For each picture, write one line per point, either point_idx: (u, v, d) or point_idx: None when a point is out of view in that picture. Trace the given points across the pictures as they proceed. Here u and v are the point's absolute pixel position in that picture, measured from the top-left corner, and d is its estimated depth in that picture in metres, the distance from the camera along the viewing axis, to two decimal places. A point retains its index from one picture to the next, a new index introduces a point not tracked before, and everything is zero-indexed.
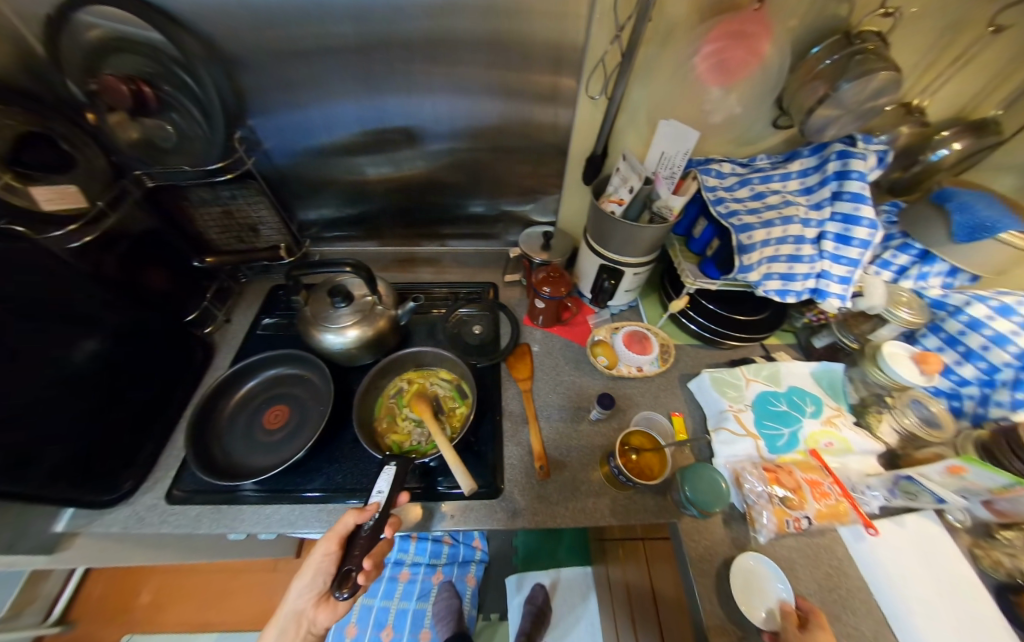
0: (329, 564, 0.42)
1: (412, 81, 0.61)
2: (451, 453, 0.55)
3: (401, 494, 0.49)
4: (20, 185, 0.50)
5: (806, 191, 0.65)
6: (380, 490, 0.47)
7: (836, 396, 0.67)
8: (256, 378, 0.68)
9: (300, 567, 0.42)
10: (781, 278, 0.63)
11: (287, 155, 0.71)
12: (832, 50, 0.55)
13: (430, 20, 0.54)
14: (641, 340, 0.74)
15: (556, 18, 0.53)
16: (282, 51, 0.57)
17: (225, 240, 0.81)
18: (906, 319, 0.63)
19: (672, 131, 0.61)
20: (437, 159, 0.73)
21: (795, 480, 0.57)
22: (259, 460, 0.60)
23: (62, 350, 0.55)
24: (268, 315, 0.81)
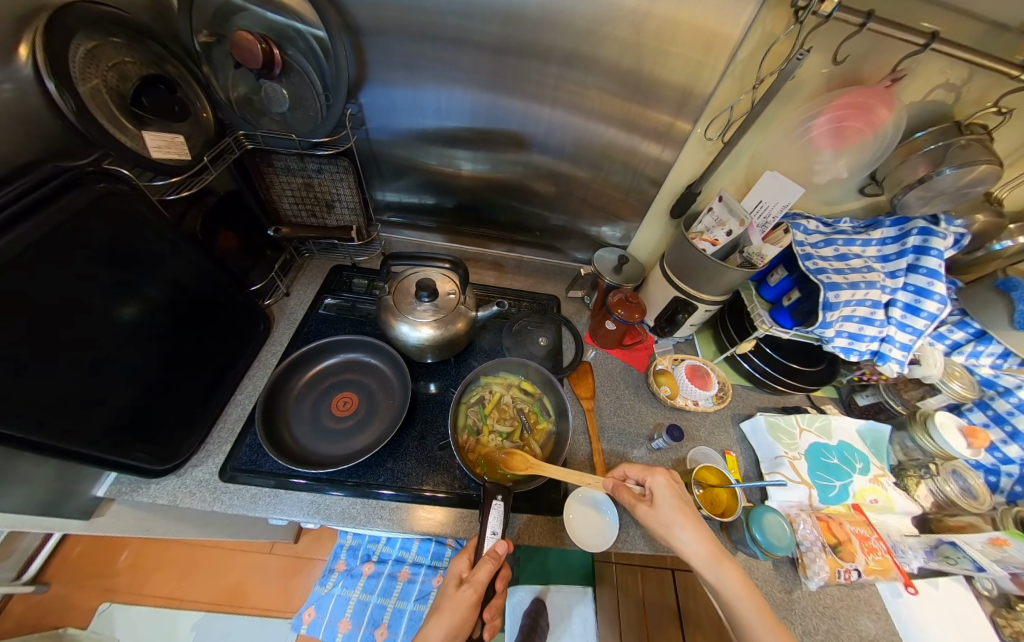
0: (470, 615, 0.44)
1: (538, 89, 0.62)
2: (565, 470, 0.55)
3: (503, 543, 0.48)
4: (134, 127, 0.49)
5: (882, 259, 0.69)
6: (492, 531, 0.49)
7: (879, 456, 0.71)
8: (331, 357, 0.67)
9: (444, 610, 0.44)
10: (849, 336, 0.66)
11: (388, 135, 0.70)
12: (937, 137, 0.58)
13: (577, 42, 0.55)
14: (703, 376, 0.74)
15: (695, 62, 0.55)
16: (420, 35, 0.56)
17: (297, 212, 0.78)
18: (958, 391, 0.67)
19: (775, 183, 0.63)
20: (535, 168, 0.74)
21: (846, 532, 0.59)
22: (321, 448, 0.59)
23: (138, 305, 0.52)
24: (331, 296, 0.79)
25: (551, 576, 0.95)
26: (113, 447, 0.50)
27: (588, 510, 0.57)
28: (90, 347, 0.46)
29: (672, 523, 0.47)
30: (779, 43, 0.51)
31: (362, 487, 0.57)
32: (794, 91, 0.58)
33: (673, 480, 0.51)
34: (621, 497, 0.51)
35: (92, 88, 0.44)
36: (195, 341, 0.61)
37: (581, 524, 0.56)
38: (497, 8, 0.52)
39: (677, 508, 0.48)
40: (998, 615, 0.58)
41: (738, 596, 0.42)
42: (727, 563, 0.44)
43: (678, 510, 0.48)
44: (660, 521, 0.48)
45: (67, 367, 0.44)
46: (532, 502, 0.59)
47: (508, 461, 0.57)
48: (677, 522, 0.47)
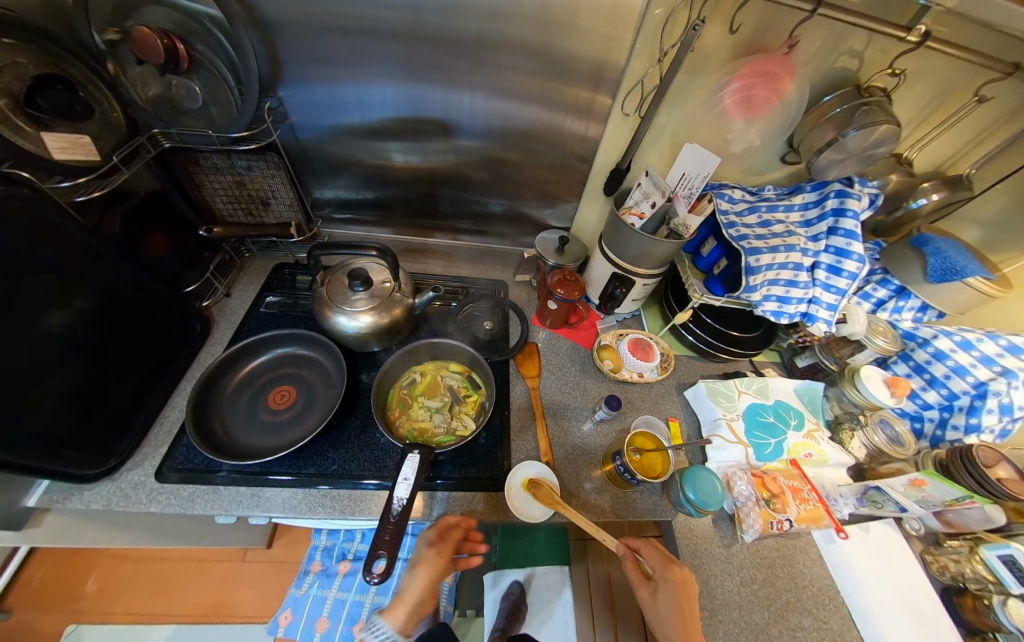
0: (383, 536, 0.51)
1: (456, 75, 0.62)
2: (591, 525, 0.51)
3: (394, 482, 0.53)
4: (33, 130, 0.48)
5: (806, 224, 0.71)
6: (404, 478, 0.47)
7: (815, 412, 0.74)
8: (266, 354, 0.67)
9: None
10: (778, 300, 0.68)
11: (313, 131, 0.70)
12: (843, 100, 0.61)
13: (485, 22, 0.55)
14: (645, 348, 0.77)
15: (603, 35, 0.56)
16: (329, 27, 0.56)
17: (231, 211, 0.77)
18: (882, 345, 0.70)
19: (694, 155, 0.65)
20: (467, 154, 0.75)
21: (779, 485, 0.62)
22: (257, 441, 0.59)
23: (44, 313, 0.50)
24: (273, 293, 0.79)
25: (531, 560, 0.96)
26: (41, 452, 0.49)
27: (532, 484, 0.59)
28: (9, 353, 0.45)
29: (664, 623, 0.46)
30: (679, 15, 0.52)
31: (301, 478, 0.57)
32: (703, 64, 0.59)
33: (687, 582, 0.49)
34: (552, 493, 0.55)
35: None
36: (125, 344, 0.60)
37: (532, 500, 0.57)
38: None
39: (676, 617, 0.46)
40: (926, 553, 0.62)
41: None
42: None
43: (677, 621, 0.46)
44: (654, 617, 0.47)
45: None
46: (473, 479, 0.60)
47: (539, 492, 0.56)
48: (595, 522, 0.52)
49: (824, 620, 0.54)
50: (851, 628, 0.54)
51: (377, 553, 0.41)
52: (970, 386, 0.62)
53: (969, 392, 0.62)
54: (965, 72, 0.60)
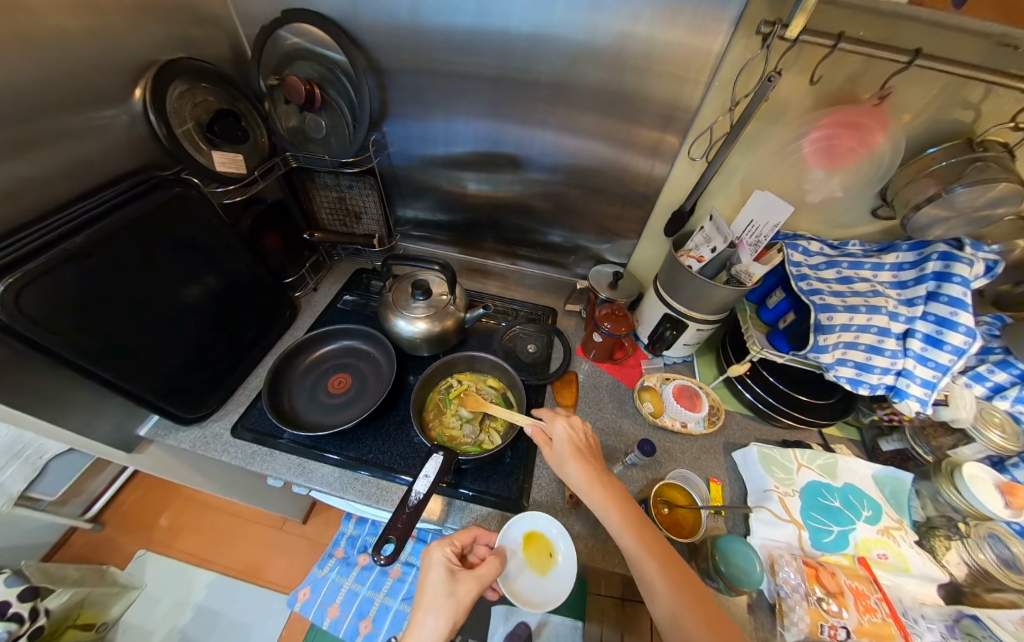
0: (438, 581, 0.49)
1: (532, 116, 0.69)
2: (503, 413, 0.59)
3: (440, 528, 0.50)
4: (206, 146, 0.63)
5: (900, 285, 0.63)
6: (425, 474, 0.50)
7: (899, 508, 0.62)
8: (333, 343, 0.76)
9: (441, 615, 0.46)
10: (856, 366, 0.60)
11: (405, 159, 0.81)
12: (949, 154, 0.55)
13: (564, 70, 0.62)
14: (691, 396, 0.73)
15: (676, 80, 0.59)
16: (432, 72, 0.67)
17: (331, 221, 0.91)
18: (997, 442, 0.57)
19: (762, 202, 0.61)
20: (534, 186, 0.80)
21: (838, 583, 0.53)
22: (313, 418, 0.67)
23: (185, 283, 0.63)
24: (349, 293, 0.90)
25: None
26: (160, 391, 0.61)
27: (531, 541, 0.51)
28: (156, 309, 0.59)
29: (563, 461, 0.51)
30: (753, 65, 0.53)
31: (343, 459, 0.63)
32: (781, 112, 0.58)
33: (572, 424, 0.54)
34: (537, 443, 0.54)
35: (185, 130, 0.60)
36: (231, 317, 0.73)
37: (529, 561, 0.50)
38: (494, 44, 0.61)
39: (567, 449, 0.51)
40: None
41: (662, 595, 0.40)
42: (631, 527, 0.44)
43: (571, 454, 0.50)
44: (555, 460, 0.52)
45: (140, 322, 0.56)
46: (493, 497, 0.61)
47: (468, 400, 0.64)
48: (584, 472, 0.49)
49: None
50: None
51: (387, 538, 0.45)
52: None
53: None
54: None
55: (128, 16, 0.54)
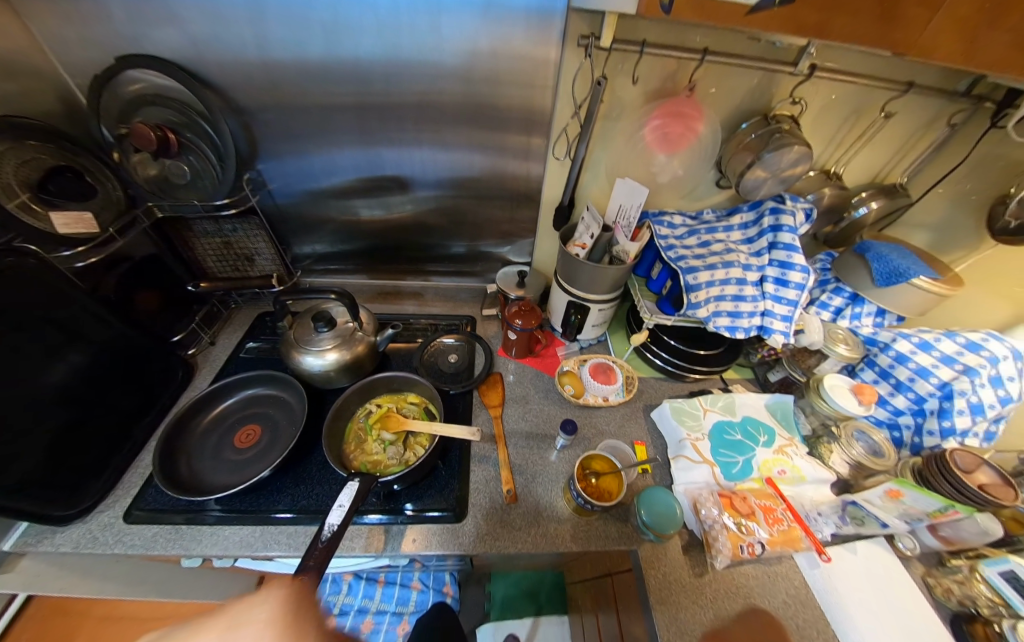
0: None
1: (403, 137, 0.71)
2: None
3: (343, 530, 0.45)
4: (39, 209, 0.58)
5: (748, 241, 0.73)
6: (340, 505, 0.48)
7: (789, 427, 0.71)
8: (233, 397, 0.71)
9: None
10: (729, 315, 0.68)
11: (289, 196, 0.79)
12: (756, 127, 0.66)
13: (421, 91, 0.65)
14: (606, 371, 0.78)
15: (525, 87, 0.65)
16: (298, 112, 0.67)
17: (221, 268, 0.86)
18: (844, 353, 0.69)
19: (626, 188, 0.69)
20: (424, 204, 0.82)
21: (748, 505, 0.59)
22: (221, 478, 0.61)
23: (40, 363, 0.55)
24: (253, 339, 0.85)
25: (542, 606, 0.94)
26: (21, 493, 0.52)
27: None
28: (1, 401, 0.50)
29: None
30: (583, 70, 0.61)
31: (264, 514, 0.58)
32: (621, 109, 0.66)
33: None
34: None
35: (17, 203, 0.56)
36: (110, 391, 0.65)
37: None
38: (348, 74, 0.63)
39: None
40: (928, 576, 0.59)
41: None
42: None
43: None
44: None
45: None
46: (433, 511, 0.61)
47: (391, 422, 0.64)
48: None
49: None
50: None
51: (301, 581, 0.40)
52: (935, 388, 0.61)
53: (935, 394, 0.61)
54: (866, 95, 0.66)
55: None
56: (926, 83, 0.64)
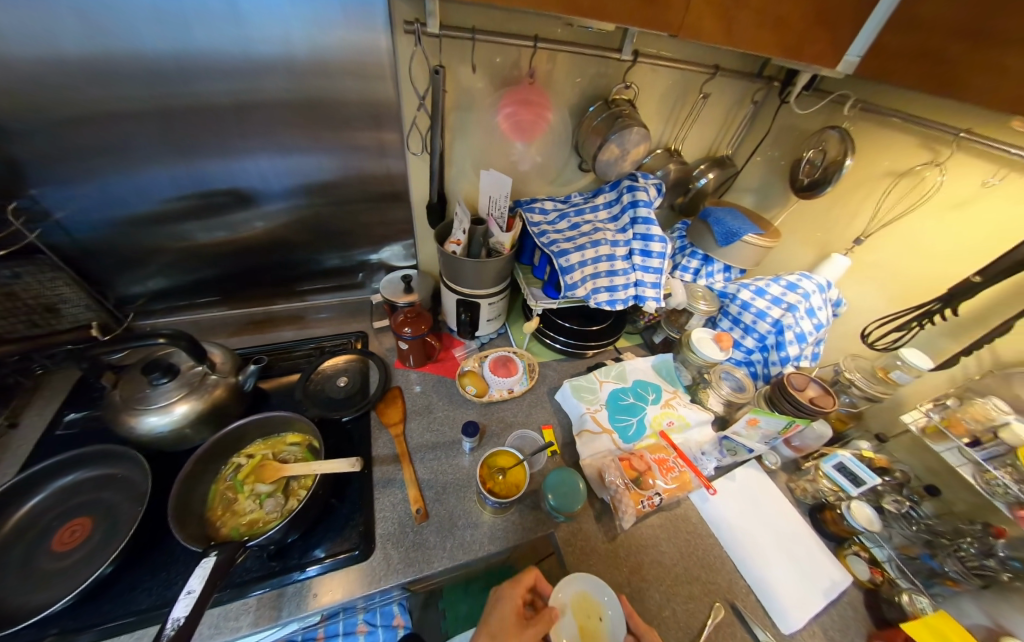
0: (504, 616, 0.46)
1: (231, 146, 0.62)
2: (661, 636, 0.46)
3: (199, 613, 0.39)
4: None
5: (613, 219, 0.78)
6: (189, 591, 0.40)
7: (673, 381, 0.79)
8: (42, 492, 0.55)
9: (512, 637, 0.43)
10: (607, 290, 0.73)
11: (92, 227, 0.64)
12: (600, 111, 0.71)
13: (239, 89, 0.57)
14: (505, 363, 0.78)
15: (363, 81, 0.60)
16: (70, 122, 0.54)
17: (7, 325, 0.64)
18: (705, 309, 0.78)
19: (491, 179, 0.68)
20: (278, 218, 0.73)
21: (645, 462, 0.64)
22: (39, 596, 0.48)
23: None
24: (75, 409, 0.68)
25: None
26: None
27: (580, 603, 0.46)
28: None
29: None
30: (417, 58, 0.58)
31: (110, 623, 0.47)
32: (470, 100, 0.65)
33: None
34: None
35: None
36: None
37: (603, 632, 0.44)
38: (132, 71, 0.52)
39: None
40: (790, 482, 0.70)
41: None
42: None
43: None
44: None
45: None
46: (334, 557, 0.54)
47: (266, 472, 0.56)
48: None
49: (712, 582, 0.56)
50: (737, 577, 0.57)
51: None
52: (771, 326, 0.72)
53: (771, 331, 0.73)
54: (687, 79, 0.74)
55: None
56: (728, 67, 0.74)
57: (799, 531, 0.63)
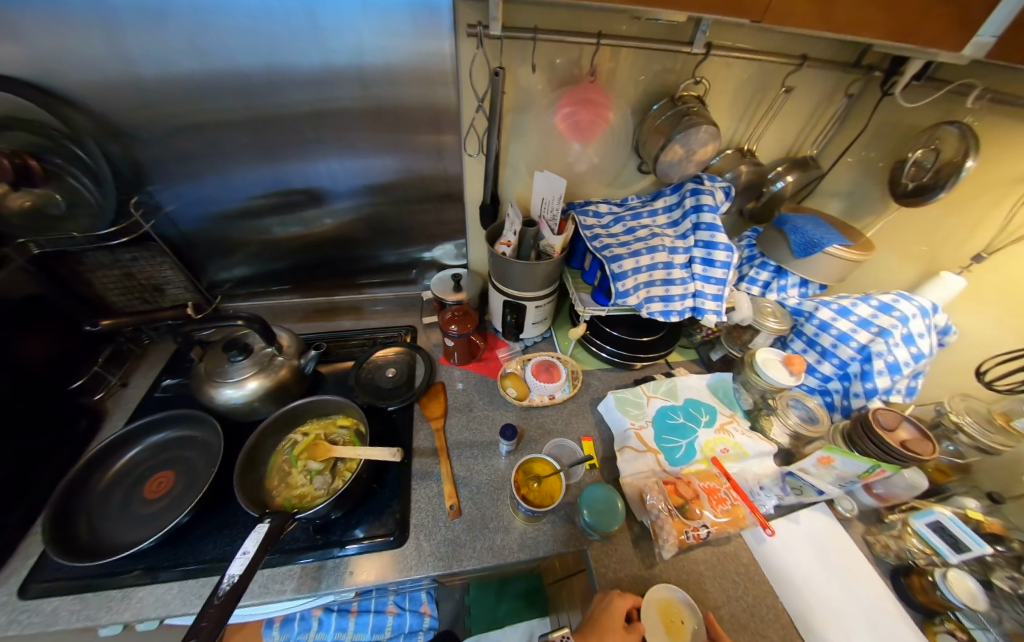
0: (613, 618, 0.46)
1: (306, 148, 0.67)
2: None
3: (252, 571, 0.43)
4: None
5: (673, 224, 0.73)
6: (245, 551, 0.44)
7: (730, 404, 0.72)
8: (137, 447, 0.64)
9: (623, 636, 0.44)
10: (661, 300, 0.68)
11: (192, 220, 0.73)
12: (665, 109, 0.66)
13: (316, 96, 0.61)
14: (548, 368, 0.77)
15: (425, 87, 0.62)
16: (181, 128, 0.62)
17: (127, 301, 0.78)
18: (774, 327, 0.70)
19: (545, 180, 0.68)
20: (344, 216, 0.78)
21: (692, 489, 0.58)
22: (132, 535, 0.55)
23: None
24: (171, 375, 0.78)
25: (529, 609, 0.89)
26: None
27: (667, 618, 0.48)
28: None
29: None
30: (478, 62, 0.59)
31: (182, 568, 0.53)
32: (528, 102, 0.64)
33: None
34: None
35: None
36: None
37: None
38: (230, 83, 0.58)
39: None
40: (868, 534, 0.61)
41: None
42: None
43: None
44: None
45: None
46: (371, 540, 0.56)
47: (315, 452, 0.59)
48: None
49: (762, 633, 0.50)
50: (793, 634, 0.50)
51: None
52: (856, 352, 0.63)
53: (855, 358, 0.63)
54: (766, 72, 0.67)
55: None
56: (820, 57, 0.66)
57: (880, 597, 0.54)
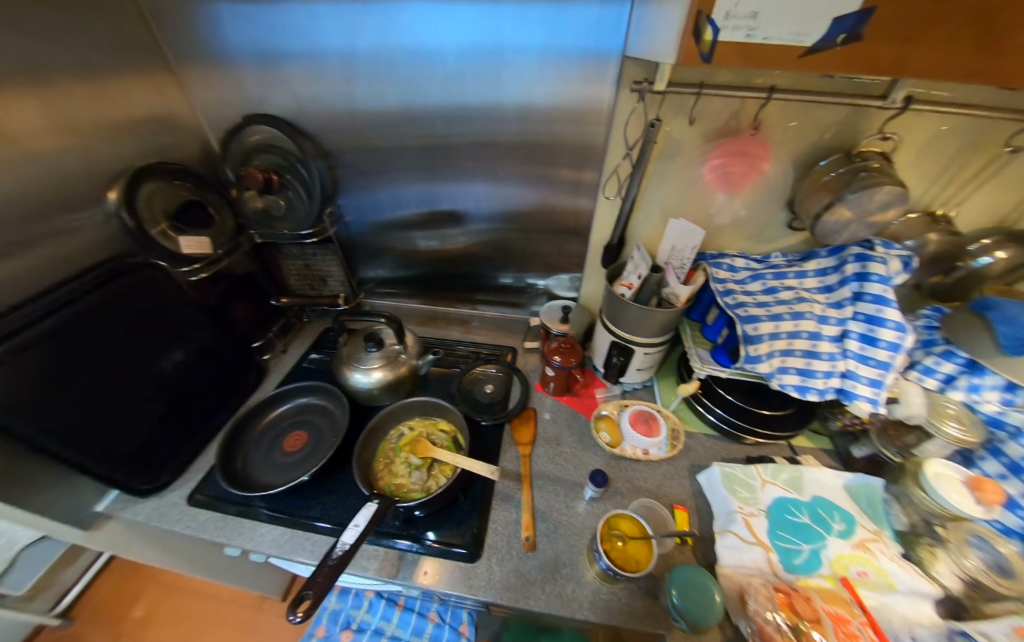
0: None
1: (462, 174, 0.77)
2: None
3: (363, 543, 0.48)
4: (172, 233, 0.70)
5: (826, 289, 0.63)
6: (357, 524, 0.50)
7: (877, 518, 0.58)
8: (288, 403, 0.78)
9: None
10: (799, 373, 0.60)
11: (360, 226, 0.89)
12: (837, 165, 0.59)
13: (481, 134, 0.70)
14: (647, 420, 0.74)
15: (578, 127, 0.67)
16: (373, 155, 0.77)
17: (300, 286, 0.99)
18: (956, 435, 0.56)
19: (681, 229, 0.67)
20: (476, 237, 0.87)
21: (813, 610, 0.47)
22: (267, 478, 0.67)
23: (154, 359, 0.67)
24: (317, 351, 0.95)
25: None
26: (118, 463, 0.62)
27: None
28: (124, 378, 0.62)
29: None
30: (635, 115, 0.61)
31: (295, 518, 0.62)
32: (675, 150, 0.64)
33: None
34: None
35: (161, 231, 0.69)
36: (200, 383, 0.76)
37: None
38: (418, 121, 0.71)
39: None
40: None
41: None
42: None
43: None
44: None
45: (99, 396, 0.59)
46: (447, 546, 0.59)
47: (417, 448, 0.65)
48: None
49: None
50: None
51: (306, 593, 0.43)
52: None
53: None
54: (984, 128, 0.56)
55: (102, 136, 0.64)
56: None
57: None
